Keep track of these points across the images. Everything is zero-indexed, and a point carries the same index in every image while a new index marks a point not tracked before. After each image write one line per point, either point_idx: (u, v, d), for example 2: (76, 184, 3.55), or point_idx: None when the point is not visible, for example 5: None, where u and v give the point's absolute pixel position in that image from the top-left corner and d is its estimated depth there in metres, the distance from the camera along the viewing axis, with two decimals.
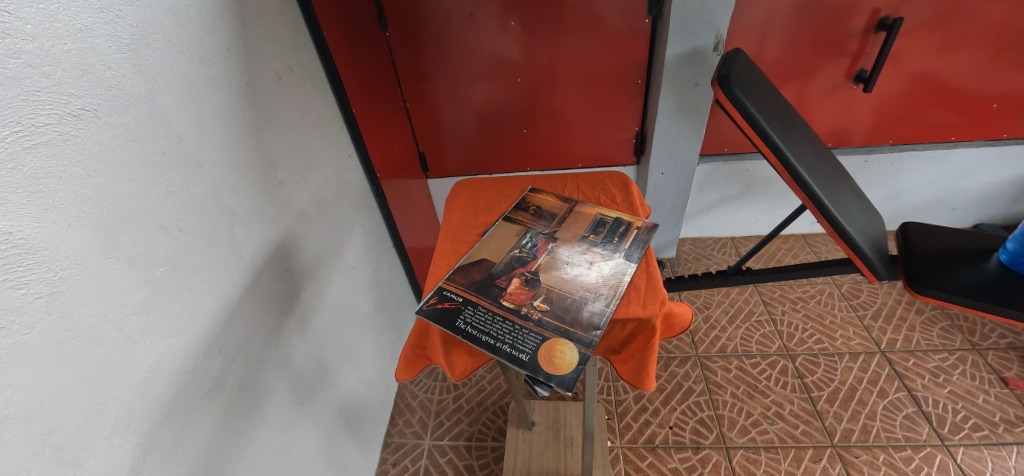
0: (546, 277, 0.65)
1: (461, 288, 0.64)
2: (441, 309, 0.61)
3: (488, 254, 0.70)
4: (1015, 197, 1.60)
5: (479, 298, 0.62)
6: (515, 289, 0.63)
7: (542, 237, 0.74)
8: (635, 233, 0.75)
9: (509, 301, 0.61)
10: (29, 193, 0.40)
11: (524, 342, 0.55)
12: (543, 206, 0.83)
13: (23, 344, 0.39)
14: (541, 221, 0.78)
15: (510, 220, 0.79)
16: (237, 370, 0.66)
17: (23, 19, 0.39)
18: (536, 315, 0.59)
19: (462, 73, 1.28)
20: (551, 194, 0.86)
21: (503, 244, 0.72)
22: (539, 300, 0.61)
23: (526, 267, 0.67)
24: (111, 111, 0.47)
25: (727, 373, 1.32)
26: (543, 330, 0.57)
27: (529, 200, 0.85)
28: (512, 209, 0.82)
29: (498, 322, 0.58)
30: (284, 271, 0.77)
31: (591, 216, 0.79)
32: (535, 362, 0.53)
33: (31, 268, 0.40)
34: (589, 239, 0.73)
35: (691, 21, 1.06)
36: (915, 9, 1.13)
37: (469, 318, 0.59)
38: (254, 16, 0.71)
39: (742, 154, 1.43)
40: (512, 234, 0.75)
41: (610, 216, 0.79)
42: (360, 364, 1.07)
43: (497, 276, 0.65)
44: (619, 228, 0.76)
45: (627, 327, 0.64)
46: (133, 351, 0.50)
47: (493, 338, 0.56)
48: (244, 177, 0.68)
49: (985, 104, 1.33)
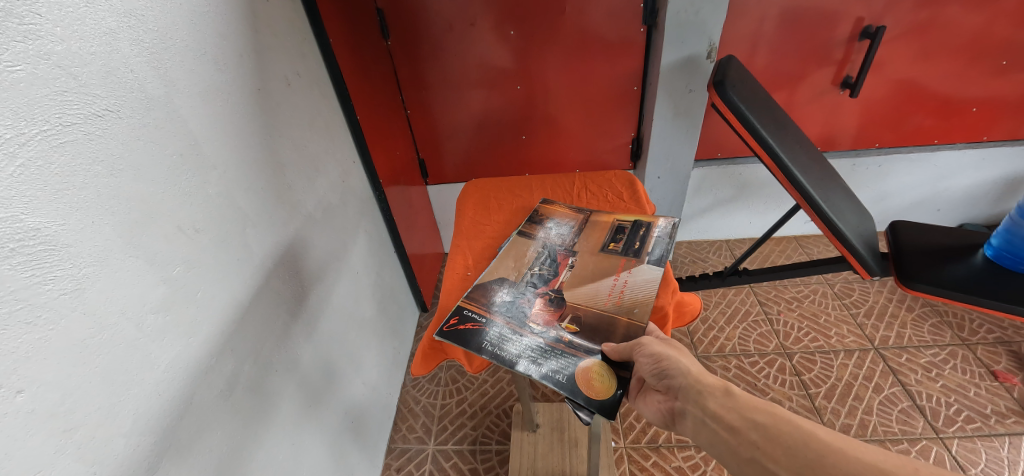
0: (571, 296, 0.66)
1: (482, 309, 0.65)
2: (464, 331, 0.62)
3: (506, 273, 0.72)
4: (996, 197, 1.66)
5: (502, 319, 0.64)
6: (540, 310, 0.64)
7: (562, 252, 0.75)
8: (656, 238, 0.76)
9: (536, 325, 0.62)
10: (56, 190, 0.41)
11: (557, 363, 0.57)
12: (557, 218, 0.84)
13: (48, 340, 0.40)
14: (557, 235, 0.80)
15: (525, 236, 0.80)
16: (248, 372, 0.66)
17: (52, 21, 0.41)
18: (565, 338, 0.60)
19: (462, 81, 1.30)
20: (564, 206, 0.88)
21: (520, 263, 0.74)
22: (566, 321, 0.62)
23: (548, 285, 0.68)
24: (132, 113, 0.48)
25: (726, 372, 1.33)
26: (575, 352, 0.58)
27: (542, 213, 0.86)
28: (525, 224, 0.84)
29: (526, 344, 0.59)
30: (293, 273, 0.78)
31: (608, 223, 0.81)
32: (573, 385, 0.54)
33: (57, 264, 0.41)
34: (610, 249, 0.75)
35: (685, 30, 1.10)
36: (895, 19, 1.19)
37: (495, 341, 0.60)
38: (266, 25, 0.73)
39: (735, 159, 1.48)
40: (529, 251, 0.76)
41: (628, 221, 0.81)
42: (365, 370, 1.07)
43: (520, 298, 0.67)
44: (639, 232, 0.78)
45: None
46: (151, 349, 0.50)
47: (525, 361, 0.57)
48: (256, 180, 0.69)
49: (964, 108, 1.39)
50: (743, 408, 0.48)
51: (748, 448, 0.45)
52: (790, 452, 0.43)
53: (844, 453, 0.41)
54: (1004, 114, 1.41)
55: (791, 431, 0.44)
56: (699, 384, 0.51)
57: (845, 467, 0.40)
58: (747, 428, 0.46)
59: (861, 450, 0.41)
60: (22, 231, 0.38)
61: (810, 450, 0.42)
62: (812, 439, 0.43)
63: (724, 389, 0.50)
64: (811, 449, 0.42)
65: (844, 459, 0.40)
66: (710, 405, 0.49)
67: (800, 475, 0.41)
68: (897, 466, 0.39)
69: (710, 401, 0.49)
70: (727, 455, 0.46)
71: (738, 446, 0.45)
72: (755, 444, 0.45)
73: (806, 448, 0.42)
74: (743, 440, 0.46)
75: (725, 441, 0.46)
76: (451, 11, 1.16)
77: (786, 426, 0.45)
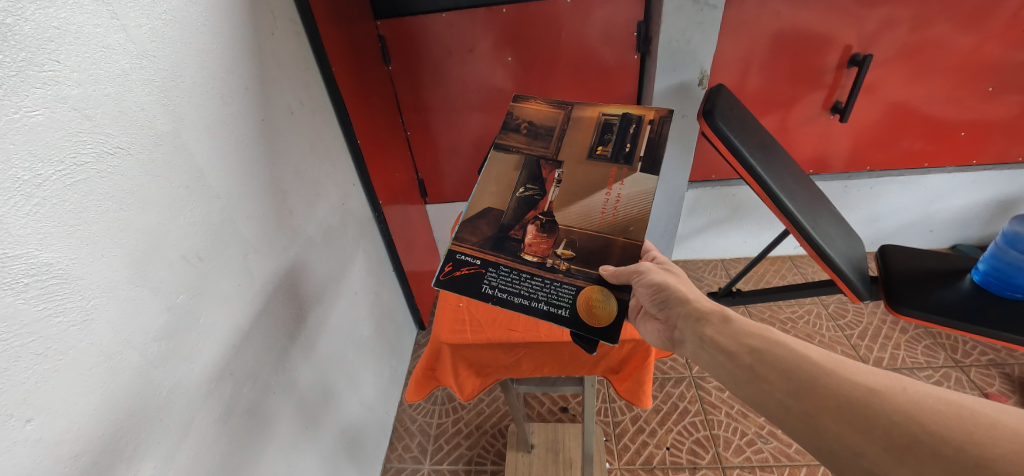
0: (563, 218, 0.65)
1: (474, 250, 0.65)
2: (462, 277, 0.64)
3: (491, 201, 0.68)
4: (987, 219, 1.68)
5: (497, 257, 0.65)
6: (533, 239, 0.65)
7: (545, 166, 0.69)
8: (648, 135, 0.67)
9: (532, 255, 0.64)
10: (69, 226, 0.43)
11: (559, 296, 0.61)
12: (534, 119, 0.73)
13: (58, 369, 0.42)
14: (537, 144, 0.71)
15: (502, 149, 0.72)
16: (246, 395, 0.68)
17: (70, 67, 0.43)
18: (563, 265, 0.63)
19: (461, 103, 1.34)
20: (540, 99, 0.74)
21: (502, 185, 0.69)
22: (561, 247, 0.64)
23: (537, 208, 0.66)
24: (143, 149, 0.50)
25: (721, 392, 1.34)
26: (575, 280, 0.62)
27: (515, 114, 0.73)
28: (499, 133, 0.73)
29: (526, 281, 0.63)
30: (291, 296, 0.80)
31: (594, 119, 0.70)
32: (577, 315, 0.60)
33: (68, 296, 0.43)
34: (597, 155, 0.68)
35: (678, 57, 1.13)
36: (884, 46, 1.22)
37: (495, 282, 0.63)
38: (271, 56, 0.76)
39: (729, 180, 1.50)
40: (509, 170, 0.70)
41: (617, 113, 0.70)
42: (361, 388, 1.08)
43: (510, 227, 0.66)
44: (630, 129, 0.68)
45: (626, 345, 0.76)
46: (153, 375, 0.52)
47: (528, 298, 0.62)
48: (258, 207, 0.71)
49: (955, 131, 1.42)
50: (739, 333, 0.53)
51: (744, 369, 0.49)
52: (783, 372, 0.46)
53: (836, 375, 0.43)
54: (993, 138, 1.43)
55: (785, 354, 0.48)
56: (698, 314, 0.59)
57: (835, 384, 0.42)
58: (742, 351, 0.51)
59: (852, 371, 0.43)
60: (37, 267, 0.41)
61: (802, 372, 0.45)
62: (806, 361, 0.46)
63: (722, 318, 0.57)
64: (804, 369, 0.45)
65: (835, 381, 0.43)
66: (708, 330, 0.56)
67: (793, 393, 0.44)
68: (888, 386, 0.40)
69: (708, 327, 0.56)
70: (724, 373, 0.51)
71: (734, 367, 0.50)
72: (749, 365, 0.49)
73: (800, 369, 0.45)
74: (738, 363, 0.50)
75: (721, 362, 0.52)
76: (451, 37, 1.20)
77: (780, 350, 0.48)
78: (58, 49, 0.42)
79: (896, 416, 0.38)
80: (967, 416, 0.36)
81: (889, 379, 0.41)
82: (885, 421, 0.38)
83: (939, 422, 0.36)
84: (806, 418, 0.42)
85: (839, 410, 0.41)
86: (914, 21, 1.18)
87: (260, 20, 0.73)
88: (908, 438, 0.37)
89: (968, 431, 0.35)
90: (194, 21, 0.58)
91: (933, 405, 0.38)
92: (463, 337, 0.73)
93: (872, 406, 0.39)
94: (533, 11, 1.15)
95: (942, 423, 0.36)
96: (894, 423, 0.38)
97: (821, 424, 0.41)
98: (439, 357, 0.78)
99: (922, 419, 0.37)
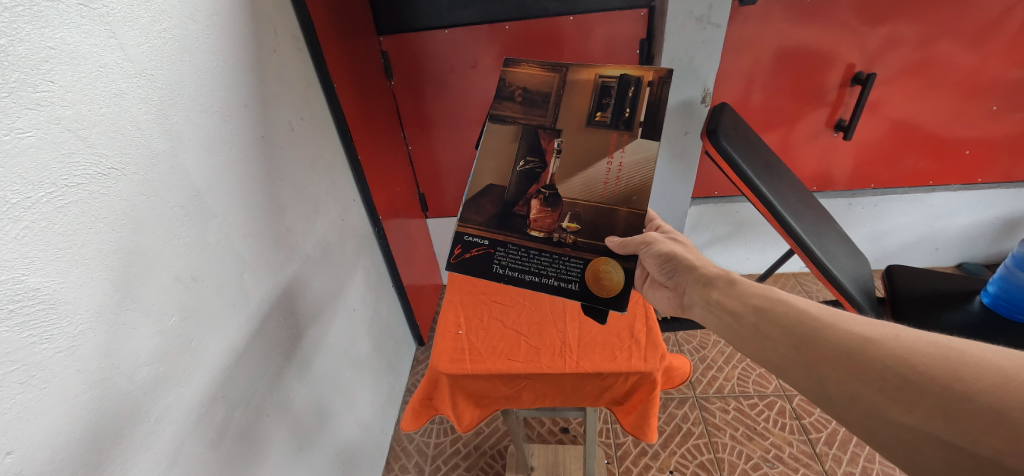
0: (567, 191, 0.68)
1: (481, 230, 0.69)
2: (473, 258, 0.69)
3: (493, 178, 0.69)
4: (993, 238, 1.66)
5: (504, 235, 0.69)
6: (538, 214, 0.68)
7: (544, 135, 0.69)
8: (647, 98, 0.66)
9: (538, 231, 0.68)
10: (58, 250, 0.42)
11: (568, 270, 0.67)
12: (529, 86, 0.70)
13: (42, 398, 0.41)
14: (535, 113, 0.70)
15: (498, 121, 0.71)
16: (239, 418, 0.66)
17: (64, 87, 0.42)
18: (570, 239, 0.67)
19: (464, 118, 1.34)
20: (533, 62, 0.70)
21: (502, 161, 0.70)
22: (566, 221, 0.67)
23: (539, 182, 0.68)
24: (138, 169, 0.49)
25: (725, 414, 1.32)
26: (582, 253, 0.67)
27: (508, 80, 0.71)
28: (493, 103, 0.71)
29: (535, 257, 0.68)
30: (288, 315, 0.78)
31: (590, 83, 0.69)
32: (585, 287, 0.66)
33: (54, 322, 0.42)
34: (596, 121, 0.68)
35: (680, 74, 1.13)
36: (887, 63, 1.22)
37: (505, 260, 0.68)
38: (272, 73, 0.75)
39: (731, 197, 1.50)
40: (508, 142, 0.70)
41: (615, 75, 0.67)
42: (358, 407, 1.06)
43: (514, 203, 0.69)
44: (628, 93, 0.67)
45: (630, 379, 0.75)
46: (142, 401, 0.51)
47: (539, 275, 0.67)
48: (256, 225, 0.70)
49: (959, 149, 1.41)
50: (743, 296, 0.57)
51: (749, 326, 0.53)
52: (783, 326, 0.50)
53: (833, 327, 0.46)
54: (997, 156, 1.43)
55: (787, 311, 0.51)
56: (705, 280, 0.63)
57: (833, 335, 0.45)
58: (746, 311, 0.55)
59: (850, 324, 0.45)
60: (23, 292, 0.39)
61: (802, 326, 0.48)
62: (806, 316, 0.49)
63: (728, 281, 0.61)
64: (803, 323, 0.48)
65: (833, 333, 0.45)
66: (714, 295, 0.60)
67: (795, 345, 0.47)
68: (881, 334, 0.43)
69: (714, 291, 0.61)
70: (733, 333, 0.56)
71: (741, 326, 0.54)
72: (753, 323, 0.53)
73: (800, 323, 0.49)
74: (744, 322, 0.54)
75: (729, 322, 0.57)
76: (454, 53, 1.20)
77: (782, 307, 0.52)
78: (53, 69, 0.41)
79: (889, 359, 0.41)
80: (955, 356, 0.38)
81: (884, 328, 0.44)
82: (879, 366, 0.41)
83: (929, 362, 0.39)
84: (807, 368, 0.45)
85: (837, 359, 0.43)
86: (917, 39, 1.18)
87: (262, 37, 0.73)
88: (900, 379, 0.39)
89: (955, 368, 0.37)
90: (195, 39, 0.58)
91: (923, 348, 0.40)
92: (461, 368, 0.73)
93: (867, 353, 0.42)
94: (536, 27, 1.15)
95: (932, 363, 0.38)
96: (887, 367, 0.40)
97: (821, 374, 0.44)
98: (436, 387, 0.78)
99: (912, 361, 0.39)
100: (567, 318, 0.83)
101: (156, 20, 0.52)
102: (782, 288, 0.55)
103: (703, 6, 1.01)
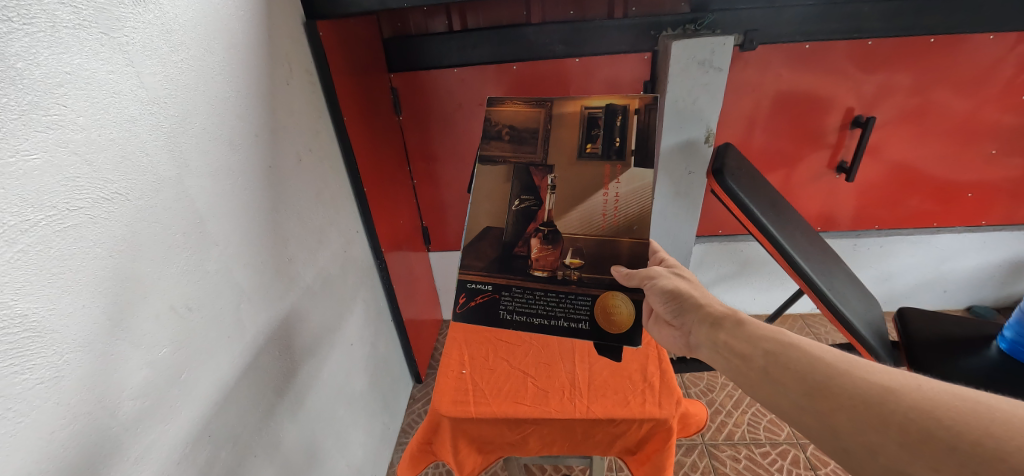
0: (566, 227, 0.67)
1: (484, 277, 0.68)
2: (478, 305, 0.68)
3: (490, 221, 0.69)
4: (1002, 281, 1.65)
5: (508, 280, 0.68)
6: (540, 253, 0.67)
7: (537, 173, 0.68)
8: (635, 126, 0.67)
9: (542, 271, 0.67)
10: (51, 274, 0.40)
11: (578, 311, 0.66)
12: (515, 123, 0.71)
13: (14, 433, 0.38)
14: (524, 150, 0.70)
15: (488, 162, 0.70)
16: (224, 458, 0.62)
17: (76, 111, 0.42)
18: (575, 275, 0.66)
19: (469, 153, 1.37)
20: (516, 100, 0.71)
21: (496, 201, 0.69)
22: (569, 257, 0.66)
23: (536, 220, 0.68)
24: (142, 195, 0.49)
25: (736, 463, 1.25)
26: (589, 289, 0.66)
27: (494, 120, 0.71)
28: (481, 144, 0.71)
29: (543, 298, 0.67)
30: (284, 348, 0.76)
31: (577, 116, 0.69)
32: (598, 324, 0.65)
33: (37, 351, 0.40)
34: (587, 154, 0.67)
35: (683, 116, 1.15)
36: (884, 108, 1.25)
37: (511, 306, 0.67)
38: (284, 105, 0.77)
39: (735, 236, 1.50)
40: (501, 183, 0.69)
41: (600, 106, 0.68)
42: (350, 447, 1.00)
43: (513, 244, 0.68)
44: (616, 122, 0.67)
45: (645, 426, 0.71)
46: (123, 438, 0.47)
47: (549, 318, 0.66)
48: (257, 255, 0.69)
49: (959, 192, 1.43)
50: (751, 337, 0.54)
51: (758, 371, 0.50)
52: (795, 372, 0.47)
53: (850, 375, 0.44)
54: (998, 198, 1.45)
55: (798, 356, 0.48)
56: (711, 320, 0.60)
57: (850, 384, 0.43)
58: (755, 354, 0.52)
59: (868, 371, 0.43)
60: (10, 318, 0.37)
61: (815, 371, 0.46)
62: (819, 362, 0.47)
63: (736, 320, 0.58)
64: (819, 370, 0.46)
65: (849, 381, 0.43)
66: (722, 336, 0.57)
67: (809, 393, 0.45)
68: (902, 385, 0.41)
69: (721, 331, 0.58)
70: (742, 377, 0.52)
71: (750, 370, 0.51)
72: (763, 367, 0.50)
73: (814, 370, 0.46)
74: (753, 365, 0.51)
75: (737, 365, 0.53)
76: (463, 91, 1.25)
77: (793, 351, 0.49)
78: (67, 94, 0.41)
79: (910, 411, 0.39)
80: (984, 410, 0.36)
81: (905, 377, 0.42)
82: (899, 418, 0.39)
83: (956, 416, 0.37)
84: (821, 417, 0.43)
85: (855, 409, 0.41)
86: (913, 86, 1.22)
87: (276, 71, 0.74)
88: (924, 433, 0.37)
89: (986, 424, 0.35)
90: (211, 70, 0.59)
91: (948, 401, 0.38)
92: (463, 410, 0.70)
93: (887, 404, 0.40)
94: (542, 68, 1.19)
95: (958, 418, 0.37)
96: (910, 419, 0.38)
97: (835, 424, 0.42)
98: (437, 430, 0.74)
99: (937, 414, 0.38)
100: (575, 359, 0.80)
101: (175, 50, 0.53)
102: (793, 331, 0.52)
103: (705, 51, 1.04)
